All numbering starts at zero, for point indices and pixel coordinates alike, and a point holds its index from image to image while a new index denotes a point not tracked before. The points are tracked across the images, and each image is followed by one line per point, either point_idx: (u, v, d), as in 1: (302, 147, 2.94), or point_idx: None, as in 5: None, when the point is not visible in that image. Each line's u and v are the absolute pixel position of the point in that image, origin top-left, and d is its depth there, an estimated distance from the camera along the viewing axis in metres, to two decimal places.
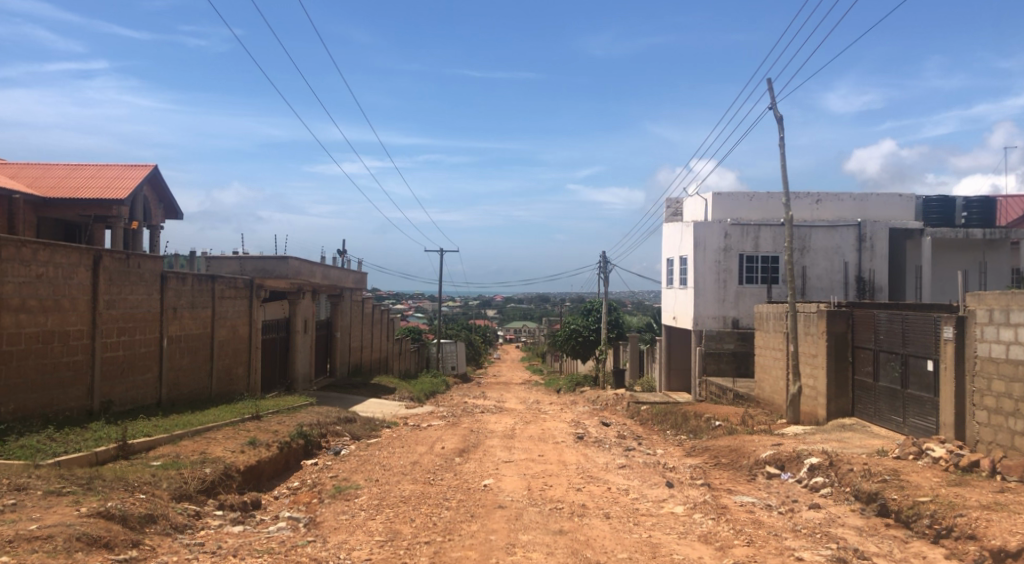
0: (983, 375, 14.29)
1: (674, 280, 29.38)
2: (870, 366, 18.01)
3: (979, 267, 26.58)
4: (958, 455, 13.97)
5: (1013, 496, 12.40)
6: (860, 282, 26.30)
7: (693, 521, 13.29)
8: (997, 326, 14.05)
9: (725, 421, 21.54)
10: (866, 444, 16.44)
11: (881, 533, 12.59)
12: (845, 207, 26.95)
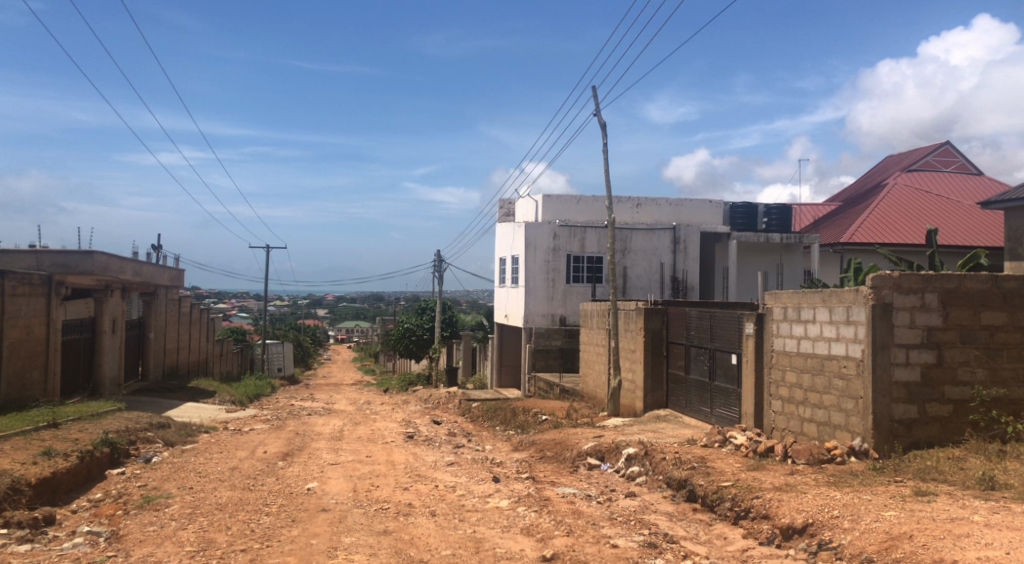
0: (778, 367, 14.75)
1: (505, 279, 30.04)
2: (682, 360, 19.12)
3: (777, 269, 28.58)
4: (757, 442, 14.44)
5: (801, 477, 12.55)
6: (675, 282, 27.81)
7: (516, 515, 13.69)
8: (790, 322, 14.51)
9: (552, 415, 22.29)
10: (678, 434, 17.50)
11: (689, 518, 12.88)
12: (662, 211, 28.34)
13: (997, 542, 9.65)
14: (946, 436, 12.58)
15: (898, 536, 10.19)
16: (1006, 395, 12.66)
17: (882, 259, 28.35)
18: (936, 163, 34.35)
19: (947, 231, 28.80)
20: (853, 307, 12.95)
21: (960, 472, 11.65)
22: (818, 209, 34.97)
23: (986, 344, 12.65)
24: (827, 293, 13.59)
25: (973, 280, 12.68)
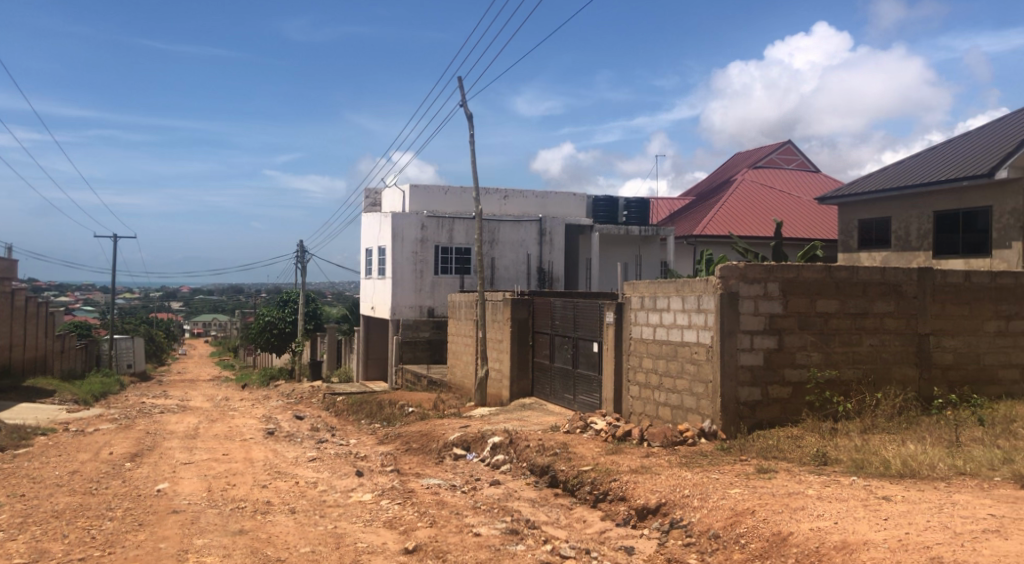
0: (636, 354, 13.65)
1: (371, 270, 29.55)
2: (547, 349, 18.12)
3: (637, 260, 29.17)
4: (618, 426, 13.19)
5: (656, 458, 11.49)
6: (541, 273, 27.93)
7: (379, 508, 12.63)
8: (648, 311, 13.40)
9: (418, 407, 21.97)
10: (541, 422, 16.33)
11: (550, 503, 11.53)
12: (528, 204, 28.48)
13: (827, 513, 8.93)
14: (787, 417, 11.77)
15: (742, 511, 9.36)
16: (838, 376, 11.97)
17: (732, 251, 29.48)
18: (779, 160, 36.04)
19: (790, 224, 30.25)
20: (703, 296, 11.99)
21: (798, 449, 10.91)
22: (674, 203, 35.97)
23: (821, 329, 11.91)
24: (680, 282, 12.57)
25: (811, 268, 11.93)
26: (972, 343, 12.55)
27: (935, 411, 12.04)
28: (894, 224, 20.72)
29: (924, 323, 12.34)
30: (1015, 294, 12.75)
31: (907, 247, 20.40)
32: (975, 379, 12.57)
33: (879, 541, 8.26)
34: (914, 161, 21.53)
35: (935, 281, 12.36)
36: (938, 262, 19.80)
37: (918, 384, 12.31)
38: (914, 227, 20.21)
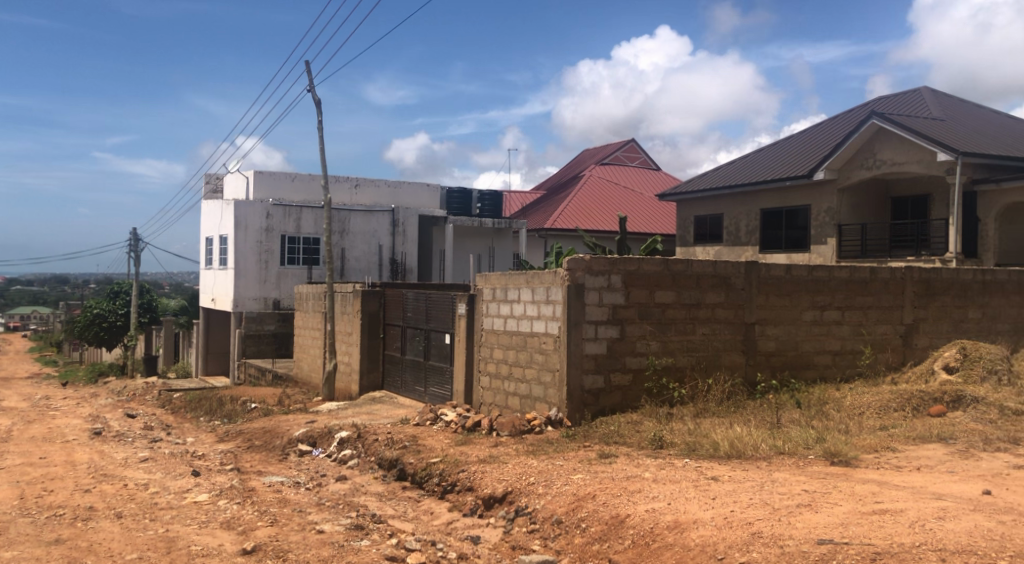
0: (487, 346, 12.60)
1: (213, 260, 28.67)
2: (399, 341, 17.06)
3: (490, 252, 29.21)
4: (468, 416, 11.87)
5: (504, 448, 10.45)
6: (393, 264, 27.35)
7: (216, 508, 10.52)
8: (500, 302, 12.44)
9: (262, 403, 21.39)
10: (392, 415, 15.23)
11: (397, 496, 10.12)
12: (380, 193, 27.67)
13: (662, 494, 8.01)
14: (628, 403, 11.32)
15: (583, 496, 8.31)
16: (674, 363, 11.69)
17: (581, 244, 30.33)
18: (624, 158, 37.34)
19: (633, 220, 31.34)
20: (552, 287, 11.30)
21: (637, 434, 10.25)
22: (525, 196, 36.60)
23: (659, 319, 11.57)
24: (530, 272, 11.71)
25: (651, 260, 11.56)
26: (792, 331, 12.54)
27: (759, 396, 12.02)
28: (726, 220, 21.91)
29: (751, 311, 12.27)
30: (828, 287, 12.80)
31: (738, 241, 21.61)
32: (794, 364, 12.58)
33: (708, 519, 7.46)
34: (745, 161, 22.79)
35: (761, 273, 12.32)
36: (764, 255, 21.03)
37: (744, 369, 12.24)
38: (743, 224, 21.45)
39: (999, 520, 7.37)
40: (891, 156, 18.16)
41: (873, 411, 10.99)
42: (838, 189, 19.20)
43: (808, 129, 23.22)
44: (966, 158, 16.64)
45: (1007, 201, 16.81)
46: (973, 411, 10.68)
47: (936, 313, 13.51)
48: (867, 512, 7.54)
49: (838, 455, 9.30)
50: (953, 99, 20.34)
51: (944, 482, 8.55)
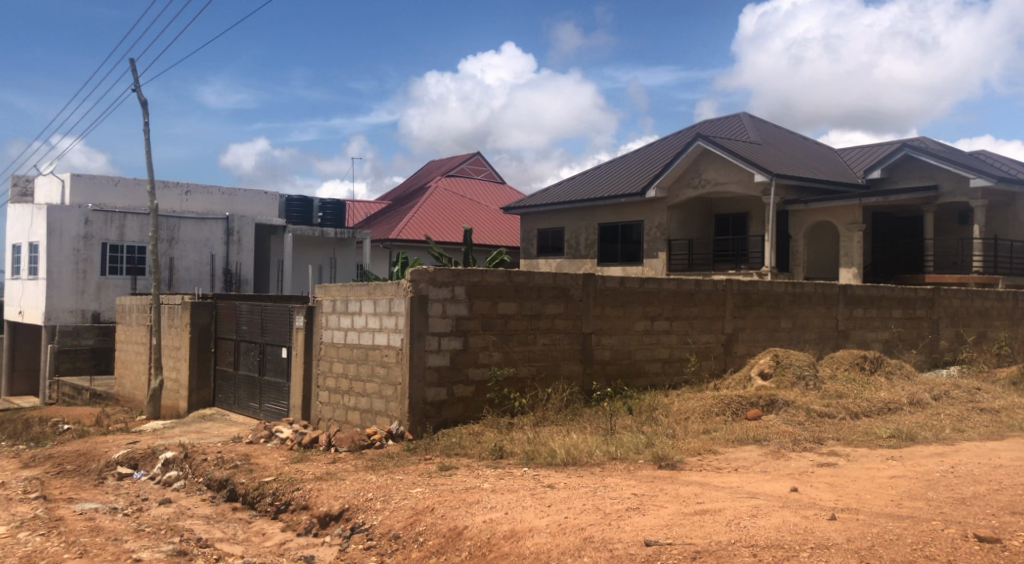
0: (326, 360, 11.87)
1: (22, 269, 26.98)
2: (231, 355, 16.46)
3: (331, 262, 28.57)
4: (305, 433, 11.19)
5: (343, 464, 9.82)
6: (227, 275, 26.05)
7: (12, 542, 8.91)
8: (340, 315, 11.76)
9: (77, 424, 20.16)
10: (223, 433, 14.63)
11: (226, 518, 9.34)
12: (214, 201, 26.53)
13: (499, 504, 8.03)
14: (470, 414, 10.61)
15: (422, 510, 8.17)
16: (515, 373, 11.00)
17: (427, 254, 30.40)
18: (469, 171, 37.82)
19: (477, 232, 31.83)
20: (394, 299, 10.57)
21: (478, 445, 9.89)
22: (370, 206, 36.45)
23: (501, 330, 10.90)
24: (372, 283, 11.04)
25: (493, 271, 10.92)
26: (625, 340, 12.02)
27: (595, 404, 11.45)
28: (566, 234, 22.73)
29: (588, 322, 11.67)
30: (657, 298, 12.35)
31: (577, 254, 22.42)
32: (627, 372, 12.05)
33: (542, 527, 7.53)
34: (584, 178, 23.70)
35: (597, 284, 11.75)
36: (602, 268, 21.90)
37: (582, 379, 11.59)
38: (583, 237, 22.28)
39: (804, 516, 8.07)
40: (714, 176, 19.40)
41: (698, 416, 11.32)
42: (667, 206, 20.30)
43: (641, 149, 24.37)
44: (780, 180, 17.96)
45: (814, 220, 18.31)
46: (784, 414, 11.38)
47: (753, 323, 13.08)
48: (689, 513, 7.99)
49: (665, 458, 9.55)
50: (770, 124, 21.86)
51: (757, 481, 9.25)
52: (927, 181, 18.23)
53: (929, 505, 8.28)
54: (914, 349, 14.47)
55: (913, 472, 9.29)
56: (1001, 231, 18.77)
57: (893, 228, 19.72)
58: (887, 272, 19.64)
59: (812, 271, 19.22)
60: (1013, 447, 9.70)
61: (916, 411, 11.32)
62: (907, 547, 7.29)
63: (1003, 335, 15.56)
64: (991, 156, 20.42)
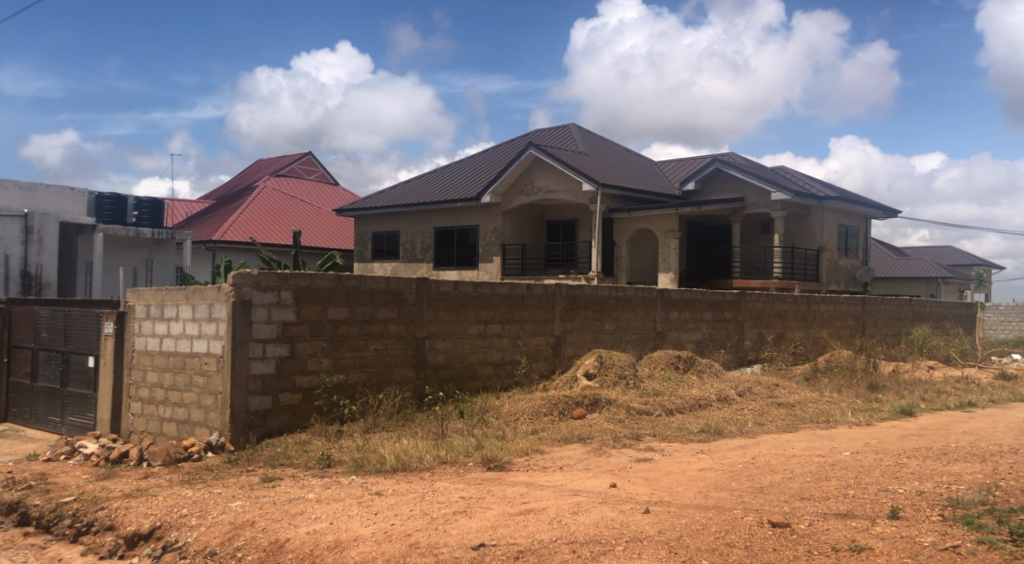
0: (139, 368, 11.32)
1: None
2: (28, 366, 15.17)
3: (146, 265, 22.58)
4: (113, 447, 10.46)
5: (156, 480, 9.16)
6: (24, 280, 19.65)
7: None
8: (154, 321, 11.21)
9: None
10: (16, 451, 13.59)
11: (15, 545, 8.52)
12: (7, 194, 20.47)
13: (324, 514, 7.90)
14: (296, 424, 10.07)
15: (239, 524, 7.86)
16: (345, 380, 10.55)
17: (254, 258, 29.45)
18: (300, 170, 37.38)
19: (308, 233, 31.39)
20: (215, 304, 10.03)
21: (305, 454, 9.50)
22: (191, 205, 35.29)
23: (331, 336, 10.43)
24: (191, 288, 10.50)
25: (323, 274, 10.41)
26: (459, 344, 11.72)
27: (427, 409, 11.09)
28: (402, 237, 22.80)
29: (422, 326, 11.32)
30: (490, 302, 12.13)
31: (413, 258, 22.57)
32: (459, 376, 11.76)
33: (368, 535, 7.51)
34: (419, 182, 23.84)
35: (431, 288, 11.42)
36: (437, 272, 22.18)
37: (414, 384, 11.24)
38: (419, 241, 22.47)
39: (620, 510, 8.56)
40: (545, 183, 20.07)
41: (527, 417, 11.20)
42: (501, 211, 20.82)
43: (475, 155, 24.83)
44: (605, 189, 18.80)
45: (636, 227, 19.29)
46: (606, 412, 11.65)
47: (580, 325, 13.26)
48: (514, 513, 8.21)
49: (494, 460, 9.50)
50: (596, 136, 22.74)
51: (580, 479, 9.50)
52: (735, 194, 19.60)
53: (732, 495, 8.95)
54: (722, 349, 15.43)
55: (720, 464, 10.03)
56: (797, 241, 20.35)
57: (705, 237, 21.06)
58: (700, 277, 20.77)
59: (634, 276, 20.21)
60: (804, 437, 10.66)
61: (723, 406, 12.18)
62: (711, 536, 7.69)
63: (798, 336, 16.76)
64: (790, 172, 22.08)
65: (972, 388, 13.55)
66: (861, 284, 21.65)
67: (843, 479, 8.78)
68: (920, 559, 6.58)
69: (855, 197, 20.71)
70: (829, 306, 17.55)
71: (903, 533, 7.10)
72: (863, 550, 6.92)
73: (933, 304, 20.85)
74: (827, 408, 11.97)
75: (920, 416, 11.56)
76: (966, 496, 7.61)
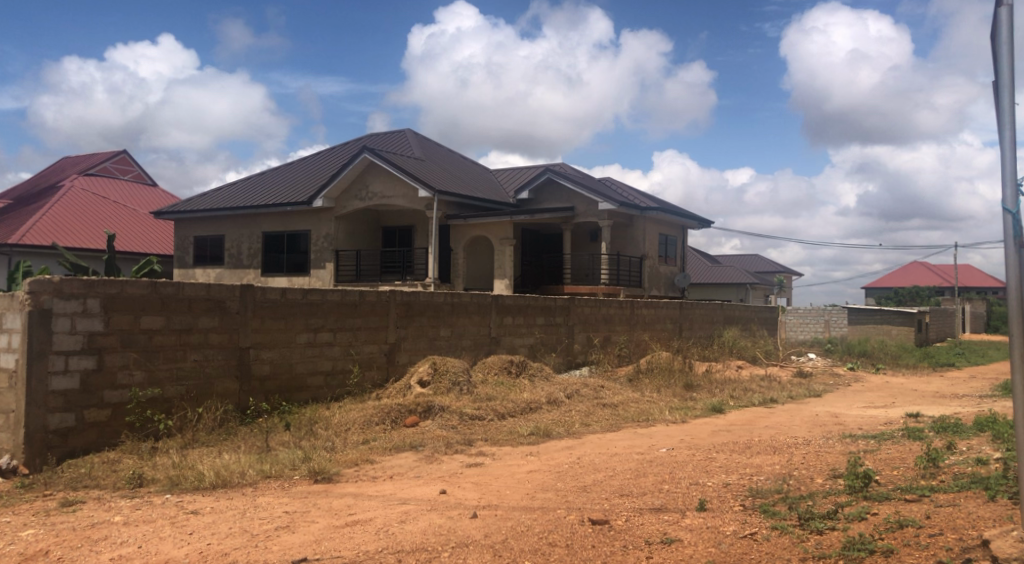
0: None
1: None
2: None
3: None
4: None
5: None
6: None
7: None
8: None
9: None
10: None
11: None
12: None
13: (131, 538, 7.61)
14: (104, 441, 9.60)
15: (32, 554, 7.37)
16: (160, 394, 10.17)
17: (58, 264, 27.54)
18: (114, 170, 35.71)
19: (119, 237, 29.87)
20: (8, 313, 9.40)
21: (113, 474, 9.05)
22: None
23: (145, 347, 10.05)
24: None
25: (135, 281, 10.03)
26: (286, 354, 11.52)
27: (251, 422, 10.83)
28: (227, 242, 22.12)
29: (246, 335, 11.07)
30: (320, 310, 11.98)
31: (239, 264, 21.93)
32: (287, 387, 11.55)
33: (180, 557, 7.29)
34: (245, 185, 23.20)
35: (256, 296, 11.18)
36: (265, 278, 21.69)
37: (237, 396, 10.96)
38: (245, 246, 21.87)
39: (449, 516, 8.61)
40: (380, 189, 20.05)
41: (357, 427, 11.13)
42: (334, 216, 20.63)
43: (306, 157, 24.44)
44: (441, 196, 18.95)
45: (471, 234, 19.58)
46: (439, 419, 11.70)
47: (414, 332, 13.25)
48: (340, 525, 8.16)
49: (321, 472, 9.42)
50: (432, 142, 22.85)
51: (410, 487, 9.47)
52: (566, 204, 20.15)
53: (557, 495, 9.17)
54: (554, 352, 15.84)
55: (547, 465, 10.30)
56: (624, 249, 21.13)
57: (537, 244, 21.57)
58: (534, 283, 21.23)
59: (469, 282, 20.42)
60: (626, 436, 11.12)
61: (552, 409, 12.52)
62: (534, 537, 7.88)
63: (624, 340, 17.37)
64: (615, 182, 22.89)
65: (775, 385, 14.51)
66: (678, 290, 22.68)
67: (658, 475, 9.20)
68: (721, 548, 6.94)
69: (676, 207, 21.73)
70: (651, 310, 18.32)
71: (709, 524, 7.51)
72: (673, 542, 7.26)
73: (742, 308, 22.09)
74: (648, 407, 12.53)
75: (729, 412, 12.30)
76: (765, 486, 8.14)
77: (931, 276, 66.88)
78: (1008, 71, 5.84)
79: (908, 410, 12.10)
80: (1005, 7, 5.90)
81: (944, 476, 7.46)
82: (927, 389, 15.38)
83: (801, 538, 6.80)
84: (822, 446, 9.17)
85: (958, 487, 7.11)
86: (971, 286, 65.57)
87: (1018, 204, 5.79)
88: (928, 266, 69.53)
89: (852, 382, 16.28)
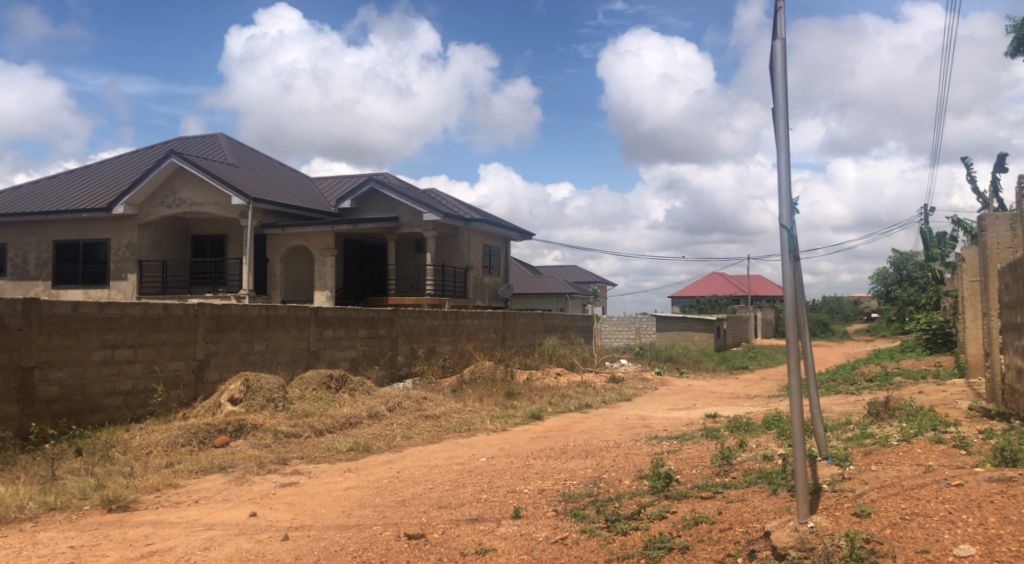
0: None
1: None
2: None
3: None
4: None
5: None
6: None
7: None
8: None
9: None
10: None
11: None
12: None
13: None
14: None
15: None
16: None
17: None
18: None
19: None
20: None
21: None
22: None
23: None
24: None
25: None
26: (77, 373, 10.72)
27: (34, 448, 10.01)
28: (10, 251, 20.43)
29: (29, 354, 10.23)
30: (118, 325, 11.24)
31: (25, 275, 20.30)
32: (79, 409, 10.76)
33: None
34: (34, 190, 21.55)
35: (43, 311, 10.36)
36: (56, 291, 20.23)
37: (19, 421, 10.09)
38: (32, 255, 20.28)
39: (257, 540, 8.15)
40: (189, 196, 19.26)
41: (160, 449, 10.48)
42: (138, 224, 19.60)
43: (107, 162, 23.02)
44: (255, 204, 18.32)
45: (289, 244, 19.02)
46: (251, 438, 11.18)
47: (225, 347, 12.63)
48: (134, 558, 7.58)
49: (116, 500, 8.78)
50: (248, 149, 22.07)
51: (216, 511, 8.92)
52: (390, 214, 19.90)
53: (374, 511, 8.86)
54: (376, 365, 15.52)
55: (365, 481, 9.96)
56: (447, 260, 21.05)
57: (360, 255, 21.20)
58: (357, 294, 20.83)
59: (288, 295, 19.80)
60: (446, 447, 11.01)
61: (372, 423, 12.23)
62: (347, 556, 7.59)
63: (448, 350, 17.26)
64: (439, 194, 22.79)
65: (589, 391, 14.77)
66: (502, 300, 22.82)
67: (477, 485, 9.10)
68: (533, 555, 6.90)
69: (499, 220, 21.89)
70: (475, 320, 18.33)
71: (522, 531, 7.46)
72: (487, 552, 7.17)
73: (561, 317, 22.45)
74: (468, 418, 12.45)
75: (547, 418, 12.43)
76: (576, 490, 8.20)
77: (727, 286, 70.75)
78: (782, 96, 6.20)
79: (708, 411, 12.61)
80: (779, 41, 6.35)
81: (736, 473, 7.72)
82: (724, 391, 16.11)
83: (607, 540, 6.86)
84: (631, 449, 9.34)
85: (748, 482, 7.35)
86: (763, 295, 69.88)
87: (792, 220, 6.07)
88: (726, 276, 73.69)
89: (659, 386, 16.85)
